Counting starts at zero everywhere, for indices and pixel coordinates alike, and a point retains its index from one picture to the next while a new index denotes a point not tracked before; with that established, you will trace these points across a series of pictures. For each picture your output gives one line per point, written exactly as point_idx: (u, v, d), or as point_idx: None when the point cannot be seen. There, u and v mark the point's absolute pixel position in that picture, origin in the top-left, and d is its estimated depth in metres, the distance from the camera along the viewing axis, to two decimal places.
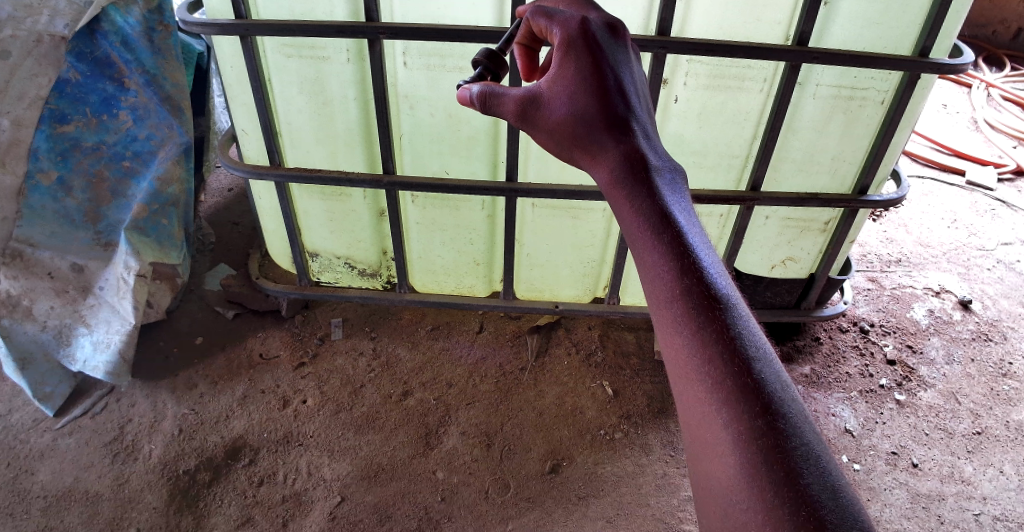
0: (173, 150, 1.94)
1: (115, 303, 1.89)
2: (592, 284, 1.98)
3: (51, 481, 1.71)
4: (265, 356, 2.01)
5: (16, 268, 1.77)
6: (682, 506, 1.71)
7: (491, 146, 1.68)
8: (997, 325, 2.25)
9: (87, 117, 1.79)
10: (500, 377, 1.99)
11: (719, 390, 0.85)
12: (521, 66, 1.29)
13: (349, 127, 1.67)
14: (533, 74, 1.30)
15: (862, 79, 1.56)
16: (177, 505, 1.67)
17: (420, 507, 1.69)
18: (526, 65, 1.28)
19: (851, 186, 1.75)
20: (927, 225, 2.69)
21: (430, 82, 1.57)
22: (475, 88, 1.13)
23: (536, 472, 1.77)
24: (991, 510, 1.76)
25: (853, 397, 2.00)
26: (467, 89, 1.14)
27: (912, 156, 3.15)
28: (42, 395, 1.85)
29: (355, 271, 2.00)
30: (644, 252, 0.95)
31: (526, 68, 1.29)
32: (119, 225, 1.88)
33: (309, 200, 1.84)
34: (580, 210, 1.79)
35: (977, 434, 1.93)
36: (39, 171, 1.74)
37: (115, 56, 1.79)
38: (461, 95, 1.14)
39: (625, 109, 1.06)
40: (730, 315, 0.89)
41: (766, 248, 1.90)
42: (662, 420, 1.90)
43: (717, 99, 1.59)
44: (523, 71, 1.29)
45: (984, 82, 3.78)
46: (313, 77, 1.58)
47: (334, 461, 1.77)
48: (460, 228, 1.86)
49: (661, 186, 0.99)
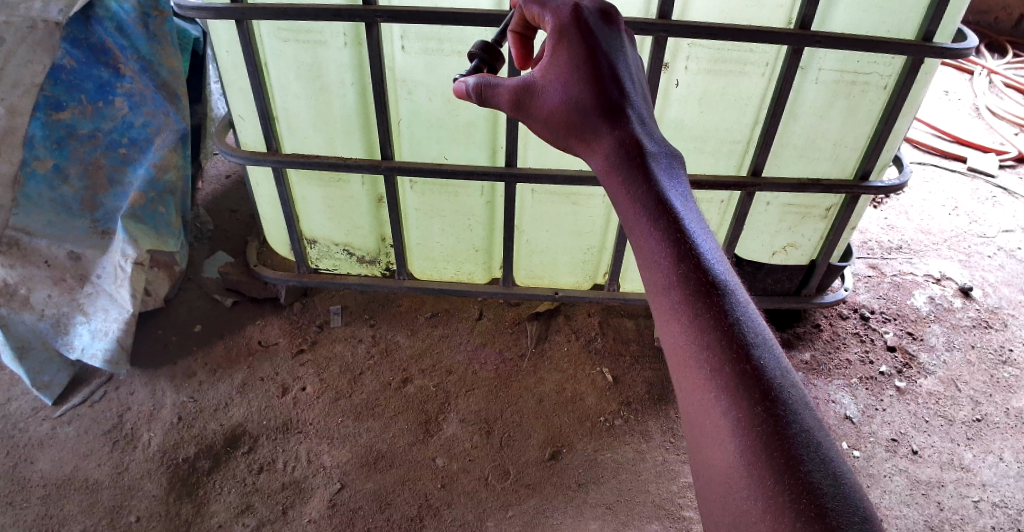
0: (168, 138, 1.92)
1: (113, 292, 1.88)
2: (592, 270, 1.98)
3: (51, 470, 1.70)
4: (264, 343, 2.00)
5: (14, 256, 1.75)
6: (681, 492, 1.72)
7: (491, 132, 1.67)
8: (998, 312, 2.24)
9: (83, 104, 1.77)
10: (499, 364, 1.98)
11: (717, 377, 0.84)
12: (516, 55, 1.24)
13: (347, 113, 1.65)
14: (529, 64, 1.24)
15: (865, 63, 1.55)
16: (177, 492, 1.67)
17: (420, 494, 1.69)
18: (521, 54, 1.23)
19: (853, 172, 1.74)
20: (928, 212, 2.68)
21: (428, 67, 1.56)
22: (471, 80, 1.11)
23: (536, 459, 1.77)
24: (990, 497, 1.76)
25: (853, 384, 2.00)
26: (462, 82, 1.12)
27: (913, 143, 3.13)
28: (41, 384, 1.85)
29: (353, 258, 1.99)
30: (642, 239, 0.94)
31: (521, 57, 1.23)
32: (115, 213, 1.86)
33: (307, 187, 1.83)
34: (580, 196, 1.78)
35: (977, 421, 1.93)
36: (36, 159, 1.73)
37: (110, 43, 1.79)
38: (457, 89, 1.12)
39: (620, 95, 1.05)
40: (729, 300, 0.88)
41: (767, 235, 1.89)
42: (662, 407, 1.90)
43: (718, 84, 1.57)
44: (518, 61, 1.24)
45: (986, 69, 3.76)
46: (310, 62, 1.56)
47: (333, 448, 1.77)
48: (459, 214, 1.85)
49: (657, 171, 0.98)
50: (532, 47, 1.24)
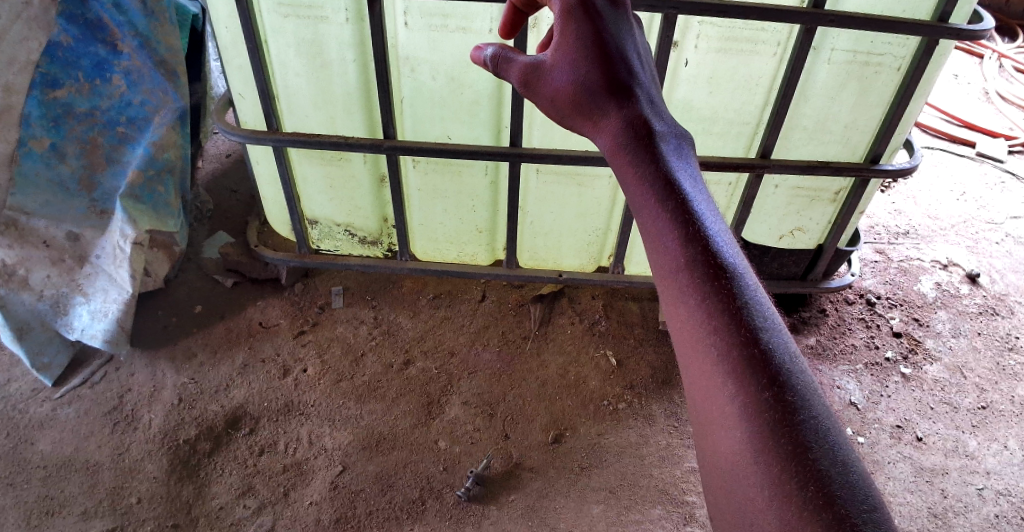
0: (167, 116, 1.90)
1: (112, 272, 1.87)
2: (596, 252, 1.96)
3: (52, 451, 1.69)
4: (265, 325, 1.99)
5: (10, 237, 1.73)
6: (685, 477, 1.70)
7: (494, 110, 1.64)
8: (1005, 299, 2.22)
9: (80, 82, 1.73)
10: (503, 345, 1.97)
11: (725, 362, 0.82)
12: (505, 21, 1.22)
13: (348, 90, 1.62)
14: (513, 33, 1.24)
15: (879, 44, 1.51)
16: (178, 474, 1.66)
17: (422, 477, 1.68)
18: (508, 23, 1.22)
19: (863, 155, 1.71)
20: (935, 197, 2.65)
21: (431, 44, 1.52)
22: (490, 51, 1.12)
23: (540, 442, 1.76)
24: (994, 485, 1.75)
25: (858, 369, 1.98)
26: (481, 50, 1.13)
27: (922, 126, 3.09)
28: (40, 365, 1.84)
29: (355, 239, 1.97)
30: (649, 220, 0.91)
31: (508, 24, 1.22)
32: (113, 193, 1.84)
33: (308, 166, 1.80)
34: (586, 177, 1.75)
35: (982, 409, 1.91)
36: (32, 138, 1.69)
37: (107, 19, 1.73)
38: (475, 55, 1.14)
39: (628, 76, 1.02)
40: (738, 284, 0.85)
41: (775, 218, 1.86)
42: (666, 391, 1.89)
43: (728, 63, 1.54)
44: (503, 27, 1.22)
45: (996, 52, 3.71)
46: (310, 39, 1.53)
47: (335, 430, 1.76)
48: (463, 195, 1.83)
49: (666, 152, 0.95)
50: (524, 20, 1.21)
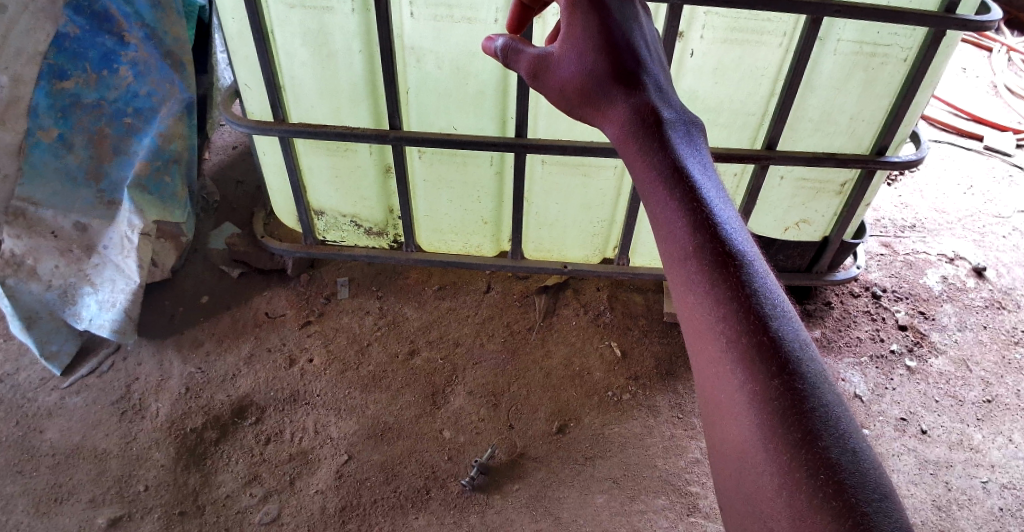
0: (174, 107, 1.89)
1: (119, 262, 1.89)
2: (601, 244, 1.96)
3: (60, 440, 1.71)
4: (270, 315, 2.00)
5: (19, 226, 1.77)
6: (688, 467, 1.71)
7: (499, 100, 1.64)
8: (1011, 293, 2.21)
9: (87, 73, 1.73)
10: (508, 336, 1.98)
11: (734, 350, 0.82)
12: (513, 19, 1.24)
13: (354, 82, 1.63)
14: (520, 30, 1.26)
15: (885, 35, 1.50)
16: (185, 462, 1.67)
17: (427, 466, 1.68)
18: (516, 20, 1.23)
19: (869, 147, 1.71)
20: (942, 190, 2.63)
21: (436, 34, 1.52)
22: (500, 41, 1.12)
23: (544, 432, 1.77)
24: (999, 478, 1.74)
25: (863, 362, 1.98)
26: (491, 41, 1.13)
27: (929, 120, 3.08)
28: (48, 354, 1.85)
29: (360, 230, 1.98)
30: (657, 209, 0.91)
31: (516, 22, 1.24)
32: (121, 184, 1.86)
33: (313, 156, 1.81)
34: (591, 167, 1.75)
35: (987, 402, 1.91)
36: (40, 128, 1.71)
37: (113, 10, 1.71)
38: (485, 46, 1.14)
39: (635, 64, 1.02)
40: (747, 271, 0.85)
41: (780, 210, 1.87)
42: (670, 382, 1.89)
43: (734, 54, 1.53)
44: (511, 25, 1.24)
45: (1005, 45, 3.68)
46: (315, 29, 1.54)
47: (340, 420, 1.77)
48: (468, 186, 1.83)
49: (674, 139, 0.95)
50: (530, 17, 1.23)
